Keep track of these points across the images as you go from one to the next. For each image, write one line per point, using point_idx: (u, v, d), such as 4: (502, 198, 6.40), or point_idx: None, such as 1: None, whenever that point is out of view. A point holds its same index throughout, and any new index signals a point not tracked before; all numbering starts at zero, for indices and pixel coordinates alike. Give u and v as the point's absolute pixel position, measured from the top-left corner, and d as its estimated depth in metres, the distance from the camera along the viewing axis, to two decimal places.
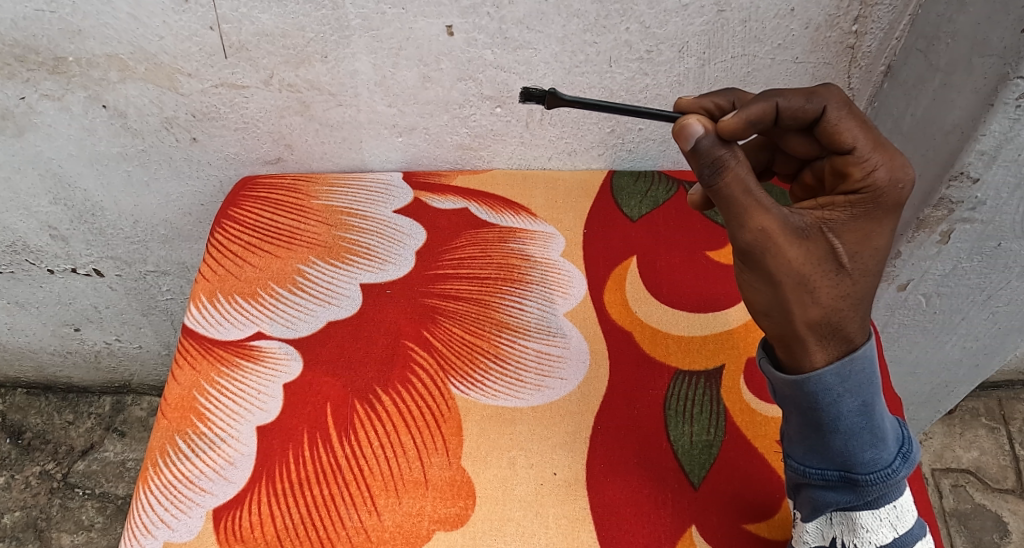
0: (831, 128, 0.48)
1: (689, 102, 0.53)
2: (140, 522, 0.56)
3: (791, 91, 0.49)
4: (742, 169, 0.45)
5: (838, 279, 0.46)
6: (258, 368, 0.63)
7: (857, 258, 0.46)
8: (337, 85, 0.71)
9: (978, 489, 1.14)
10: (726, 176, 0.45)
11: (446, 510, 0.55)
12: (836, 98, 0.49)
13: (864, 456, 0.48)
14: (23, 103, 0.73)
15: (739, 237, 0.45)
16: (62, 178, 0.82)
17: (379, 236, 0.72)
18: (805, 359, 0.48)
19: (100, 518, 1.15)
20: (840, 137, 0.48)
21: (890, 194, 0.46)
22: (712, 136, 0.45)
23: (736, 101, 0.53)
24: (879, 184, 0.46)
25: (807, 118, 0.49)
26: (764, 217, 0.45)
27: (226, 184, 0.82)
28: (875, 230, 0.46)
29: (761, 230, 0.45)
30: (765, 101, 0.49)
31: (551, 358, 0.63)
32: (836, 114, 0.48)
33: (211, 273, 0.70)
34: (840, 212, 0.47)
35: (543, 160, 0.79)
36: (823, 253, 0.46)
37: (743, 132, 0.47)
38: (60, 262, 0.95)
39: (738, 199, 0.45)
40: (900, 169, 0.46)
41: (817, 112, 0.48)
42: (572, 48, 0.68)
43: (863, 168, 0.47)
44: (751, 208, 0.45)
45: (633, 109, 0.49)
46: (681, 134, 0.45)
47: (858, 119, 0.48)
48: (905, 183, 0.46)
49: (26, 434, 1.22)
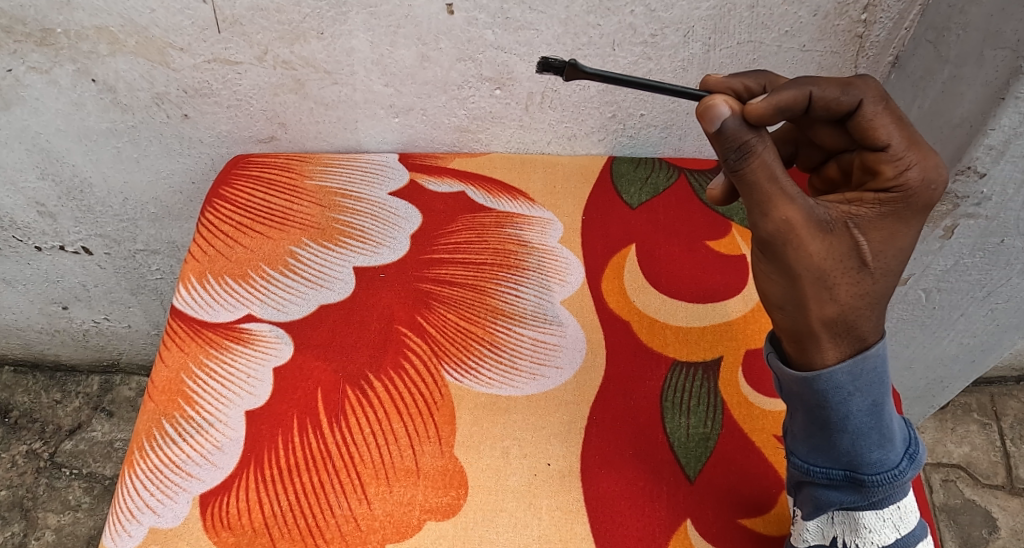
0: (865, 123, 0.46)
1: (717, 81, 0.50)
2: (125, 507, 0.55)
3: (825, 80, 0.47)
4: (769, 155, 0.44)
5: (859, 278, 0.45)
6: (247, 351, 0.62)
7: (880, 258, 0.45)
8: (332, 63, 0.70)
9: (969, 484, 1.14)
10: (752, 162, 0.43)
11: (437, 500, 0.54)
12: (872, 92, 0.46)
13: (870, 457, 0.47)
14: (10, 75, 0.71)
15: (761, 226, 0.44)
16: (49, 153, 0.80)
17: (374, 219, 0.70)
18: (816, 356, 0.47)
19: (87, 498, 1.13)
20: (874, 133, 0.46)
21: (922, 195, 0.45)
22: (738, 118, 0.43)
23: (767, 85, 0.50)
24: (912, 184, 0.45)
25: (840, 111, 0.46)
26: (789, 208, 0.44)
27: (218, 162, 0.81)
28: (901, 230, 0.45)
29: (785, 221, 0.44)
30: (798, 89, 0.46)
31: (547, 347, 0.62)
32: (872, 109, 0.46)
33: (200, 254, 0.68)
34: (867, 208, 0.45)
35: (541, 145, 0.77)
36: (846, 249, 0.45)
37: (771, 118, 0.44)
38: (48, 239, 0.93)
39: (763, 186, 0.44)
40: (933, 170, 0.45)
41: (852, 105, 0.46)
42: (574, 30, 0.66)
43: (895, 167, 0.45)
44: (775, 197, 0.43)
45: (655, 85, 0.46)
46: (706, 114, 0.43)
47: (894, 115, 0.46)
48: (937, 184, 0.45)
49: (13, 413, 1.20)
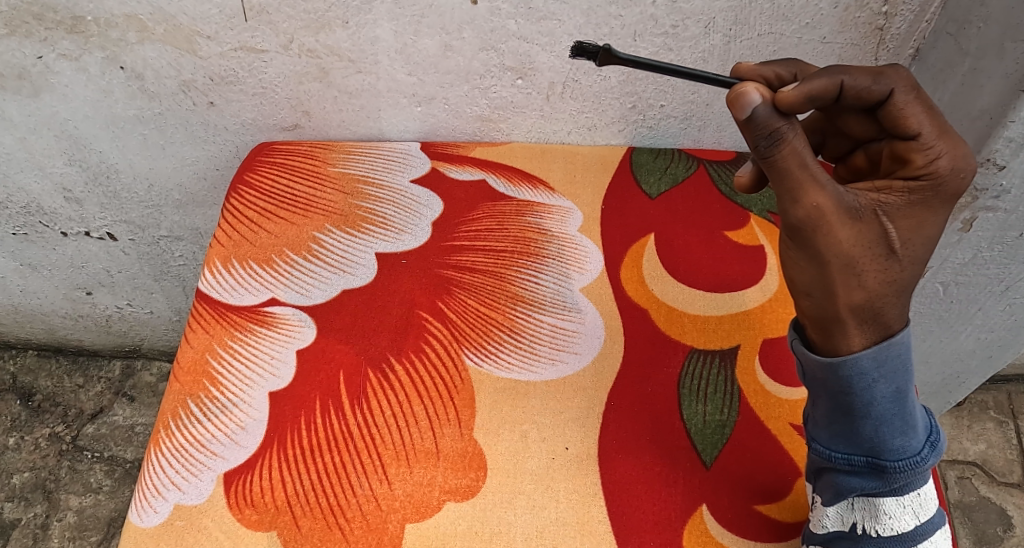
0: (897, 113, 0.47)
1: (748, 69, 0.50)
2: (151, 483, 0.56)
3: (857, 69, 0.47)
4: (800, 143, 0.44)
5: (887, 265, 0.46)
6: (271, 333, 0.63)
7: (908, 245, 0.45)
8: (357, 52, 0.71)
9: (984, 482, 1.14)
10: (783, 149, 0.44)
11: (456, 481, 0.55)
12: (903, 82, 0.47)
13: (893, 444, 0.47)
14: (40, 62, 0.73)
15: (791, 213, 0.45)
16: (77, 140, 0.81)
17: (395, 206, 0.71)
18: (842, 343, 0.47)
19: (108, 481, 1.15)
20: (904, 122, 0.46)
21: (951, 183, 0.45)
22: (769, 106, 0.44)
23: (798, 73, 0.51)
24: (941, 173, 0.45)
25: (871, 100, 0.47)
26: (819, 195, 0.44)
27: (242, 149, 0.82)
28: (929, 218, 0.45)
29: (815, 207, 0.44)
30: (829, 78, 0.46)
31: (566, 333, 0.63)
32: (903, 98, 0.46)
33: (225, 239, 0.70)
34: (896, 196, 0.45)
35: (562, 134, 0.78)
36: (875, 236, 0.45)
37: (802, 107, 0.44)
38: (74, 225, 0.95)
39: (794, 172, 0.44)
40: (963, 159, 0.45)
41: (882, 95, 0.47)
42: (596, 21, 0.67)
43: (926, 156, 0.45)
44: (805, 184, 0.44)
45: (687, 71, 0.46)
46: (737, 102, 0.44)
47: (924, 105, 0.47)
48: (967, 173, 0.45)
49: (36, 396, 1.23)
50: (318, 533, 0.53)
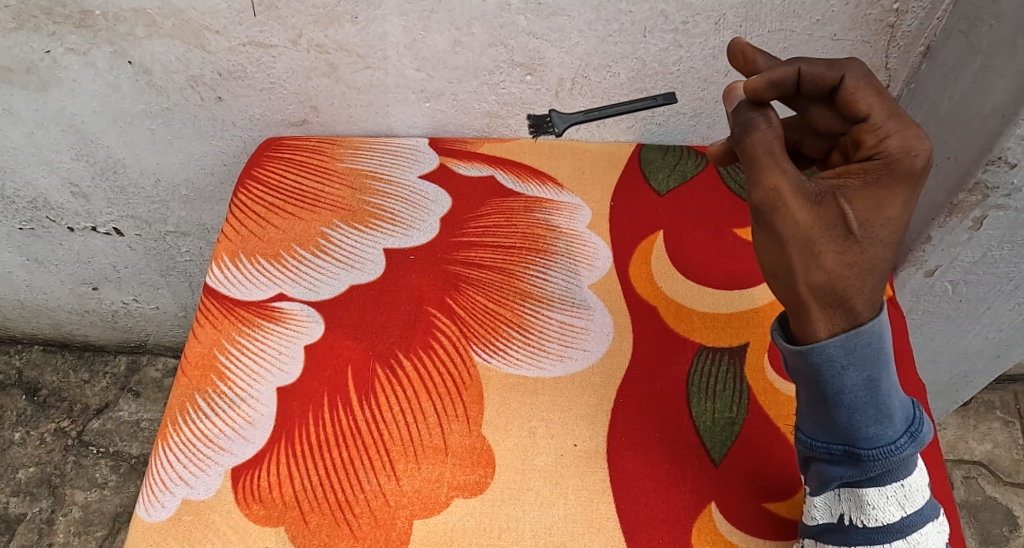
0: (847, 97, 0.47)
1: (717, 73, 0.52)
2: (158, 478, 0.56)
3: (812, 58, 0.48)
4: (770, 131, 0.46)
5: (846, 246, 0.44)
6: (278, 328, 0.63)
7: (868, 227, 0.44)
8: (366, 47, 0.70)
9: (990, 481, 1.14)
10: (752, 136, 0.46)
11: (464, 477, 0.55)
12: (858, 69, 0.48)
13: (866, 432, 0.47)
14: (48, 56, 0.73)
15: (751, 195, 0.45)
16: (84, 134, 0.81)
17: (404, 202, 0.71)
18: (810, 329, 0.46)
19: (113, 476, 1.15)
20: (855, 105, 0.47)
21: (903, 161, 0.45)
22: None
23: None
24: (892, 151, 0.45)
25: (826, 86, 0.48)
26: (777, 177, 0.44)
27: (250, 145, 0.82)
28: (888, 199, 0.44)
29: (773, 189, 0.44)
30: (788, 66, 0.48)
31: (575, 330, 0.62)
32: (854, 82, 0.47)
33: (233, 234, 0.69)
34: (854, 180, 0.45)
35: (570, 131, 0.78)
36: (834, 217, 0.44)
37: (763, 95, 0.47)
38: (80, 220, 0.95)
39: (759, 158, 0.45)
40: (914, 138, 0.45)
41: (836, 80, 0.48)
42: (606, 17, 0.67)
43: (875, 135, 0.46)
44: (765, 166, 0.45)
45: None
46: None
47: (877, 89, 0.47)
48: (919, 151, 0.44)
49: (42, 391, 1.23)
50: (326, 529, 0.53)
